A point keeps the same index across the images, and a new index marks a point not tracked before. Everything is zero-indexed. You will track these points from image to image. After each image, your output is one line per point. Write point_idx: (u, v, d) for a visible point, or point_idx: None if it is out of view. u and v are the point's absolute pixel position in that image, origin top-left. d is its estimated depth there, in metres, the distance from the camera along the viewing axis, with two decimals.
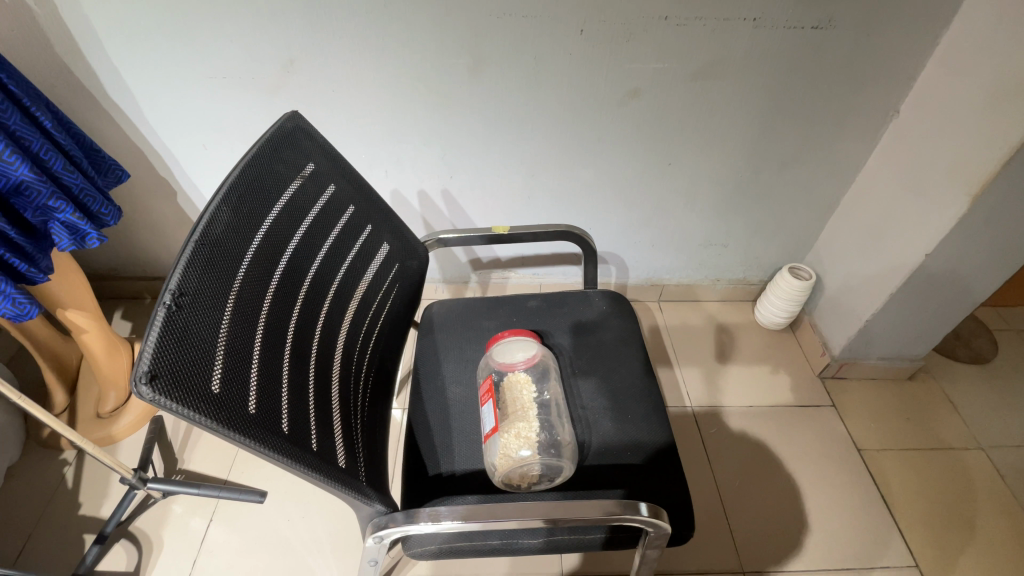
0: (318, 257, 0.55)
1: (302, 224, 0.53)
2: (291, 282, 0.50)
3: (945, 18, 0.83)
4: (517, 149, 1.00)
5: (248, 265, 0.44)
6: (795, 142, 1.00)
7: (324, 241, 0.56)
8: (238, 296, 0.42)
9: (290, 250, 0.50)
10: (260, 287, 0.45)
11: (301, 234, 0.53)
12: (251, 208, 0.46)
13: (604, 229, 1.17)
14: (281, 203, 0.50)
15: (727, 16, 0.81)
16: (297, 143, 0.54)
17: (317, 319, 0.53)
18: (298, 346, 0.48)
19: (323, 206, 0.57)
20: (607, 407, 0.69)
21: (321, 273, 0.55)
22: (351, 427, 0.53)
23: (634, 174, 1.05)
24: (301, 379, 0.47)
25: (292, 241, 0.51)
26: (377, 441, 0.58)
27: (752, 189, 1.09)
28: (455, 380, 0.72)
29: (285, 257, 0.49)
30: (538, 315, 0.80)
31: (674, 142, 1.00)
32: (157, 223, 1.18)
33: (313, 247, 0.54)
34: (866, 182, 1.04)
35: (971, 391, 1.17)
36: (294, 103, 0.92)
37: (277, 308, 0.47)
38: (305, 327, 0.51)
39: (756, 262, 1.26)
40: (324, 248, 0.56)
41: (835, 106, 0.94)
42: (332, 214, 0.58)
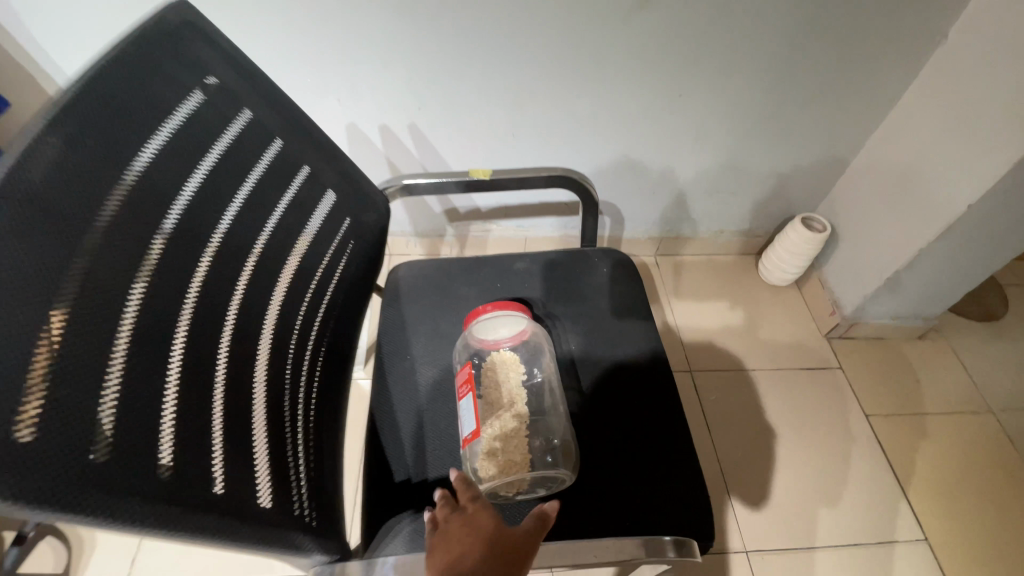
0: (228, 213, 0.40)
1: (198, 168, 0.37)
2: (185, 252, 0.35)
3: None
4: (500, 75, 0.83)
5: (105, 229, 0.29)
6: (825, 71, 0.85)
7: (237, 191, 0.41)
8: (83, 280, 0.27)
9: (179, 204, 0.35)
10: (127, 262, 0.30)
11: (199, 182, 0.37)
12: (106, 140, 0.30)
13: (599, 174, 1.02)
14: (160, 134, 0.34)
15: None
16: (188, 47, 0.38)
17: (231, 299, 0.39)
18: (197, 343, 0.34)
19: (232, 142, 0.41)
20: (608, 396, 0.58)
21: (236, 236, 0.40)
22: (279, 447, 0.40)
23: (638, 107, 0.89)
24: (199, 390, 0.33)
25: (184, 192, 0.36)
26: (317, 451, 0.46)
27: (770, 127, 0.94)
28: (427, 365, 0.59)
29: (172, 215, 0.34)
30: (527, 282, 0.67)
31: (687, 69, 0.84)
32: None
33: (220, 200, 0.39)
34: (901, 121, 0.90)
35: (981, 350, 1.10)
36: (216, 9, 0.72)
37: (159, 292, 0.32)
38: (210, 314, 0.36)
39: (764, 211, 1.13)
40: (238, 201, 0.41)
41: (879, 26, 0.79)
42: (247, 151, 0.42)
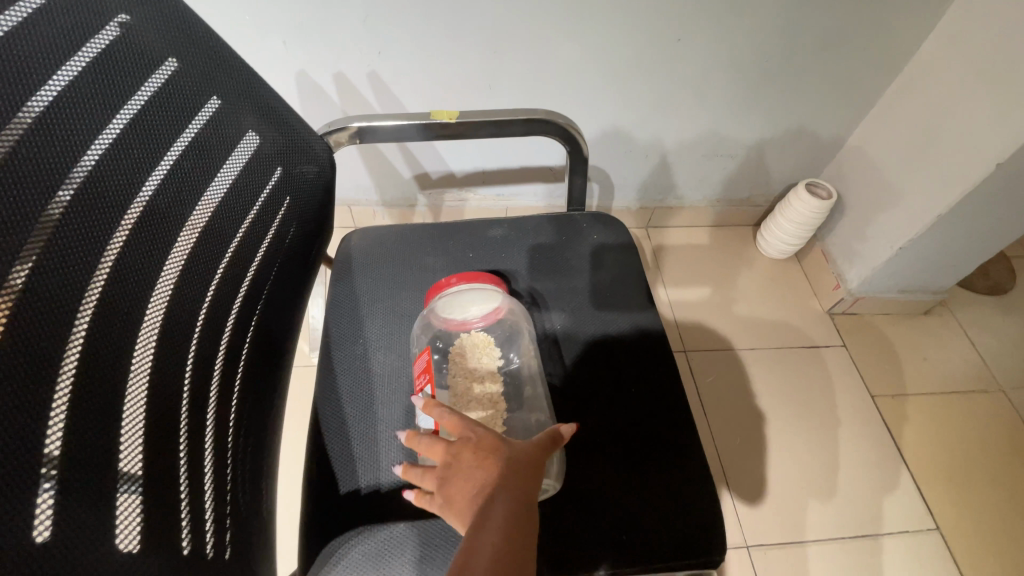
0: (99, 144, 0.29)
1: (49, 75, 0.27)
2: (24, 187, 0.24)
3: None
4: (472, 13, 0.71)
5: None
6: (840, 14, 0.76)
7: (115, 116, 0.30)
8: None
9: (18, 122, 0.25)
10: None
11: (49, 95, 0.26)
12: None
13: (587, 134, 0.92)
14: None
15: None
16: None
17: (105, 261, 0.29)
18: (37, 317, 0.24)
19: (107, 52, 0.30)
20: (600, 384, 0.49)
21: (114, 178, 0.30)
22: (160, 463, 0.30)
23: (632, 55, 0.79)
24: (34, 385, 0.23)
25: (20, 104, 0.25)
26: (224, 465, 0.36)
27: (775, 80, 0.85)
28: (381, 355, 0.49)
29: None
30: (506, 251, 0.57)
31: (688, 8, 0.73)
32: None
33: (86, 125, 0.28)
34: (919, 72, 0.82)
35: (990, 325, 1.04)
36: None
37: None
38: (66, 279, 0.26)
39: (765, 177, 1.04)
40: (116, 131, 0.30)
41: None
42: (133, 68, 0.32)
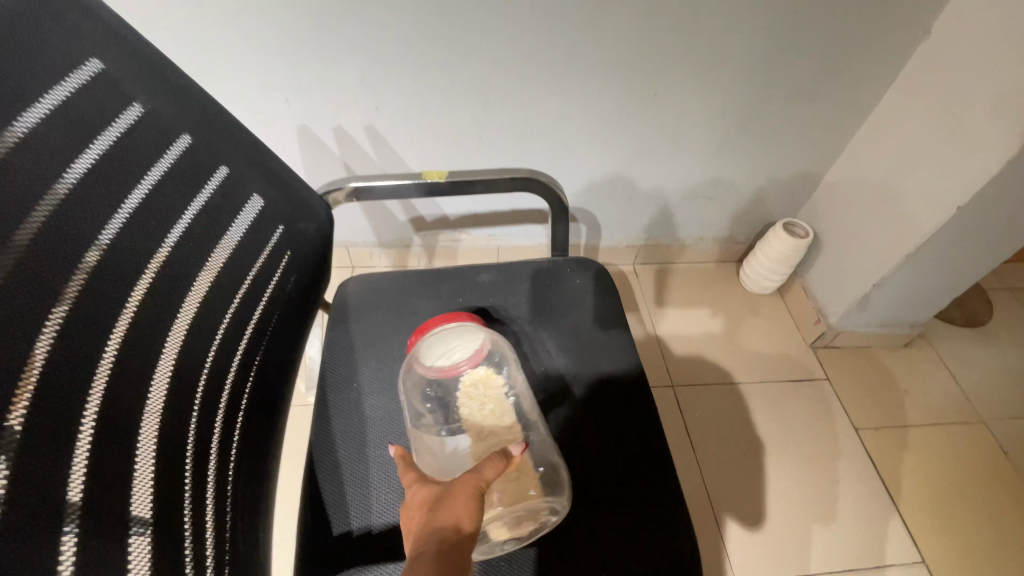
0: (119, 216, 0.32)
1: (78, 158, 0.30)
2: (53, 260, 0.28)
3: None
4: (462, 73, 0.77)
5: None
6: (803, 72, 0.82)
7: (135, 190, 0.34)
8: None
9: (54, 199, 0.28)
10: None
11: (77, 175, 0.30)
12: None
13: (574, 179, 0.97)
14: (27, 116, 0.28)
15: None
16: (69, 15, 0.31)
17: (120, 321, 0.32)
18: (62, 377, 0.27)
19: (129, 133, 0.34)
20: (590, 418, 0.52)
21: (131, 244, 0.33)
22: (167, 503, 0.32)
23: (613, 106, 0.84)
24: (59, 437, 0.26)
25: (54, 186, 0.28)
26: (223, 509, 0.38)
27: (748, 130, 0.91)
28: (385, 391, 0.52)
29: (34, 212, 0.27)
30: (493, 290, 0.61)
31: (663, 66, 0.79)
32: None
33: (109, 199, 0.32)
34: (882, 122, 0.87)
35: (968, 357, 1.07)
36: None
37: (6, 311, 0.24)
38: (86, 341, 0.29)
39: (745, 216, 1.09)
40: (135, 202, 0.34)
41: (858, 20, 0.75)
42: (152, 144, 0.36)
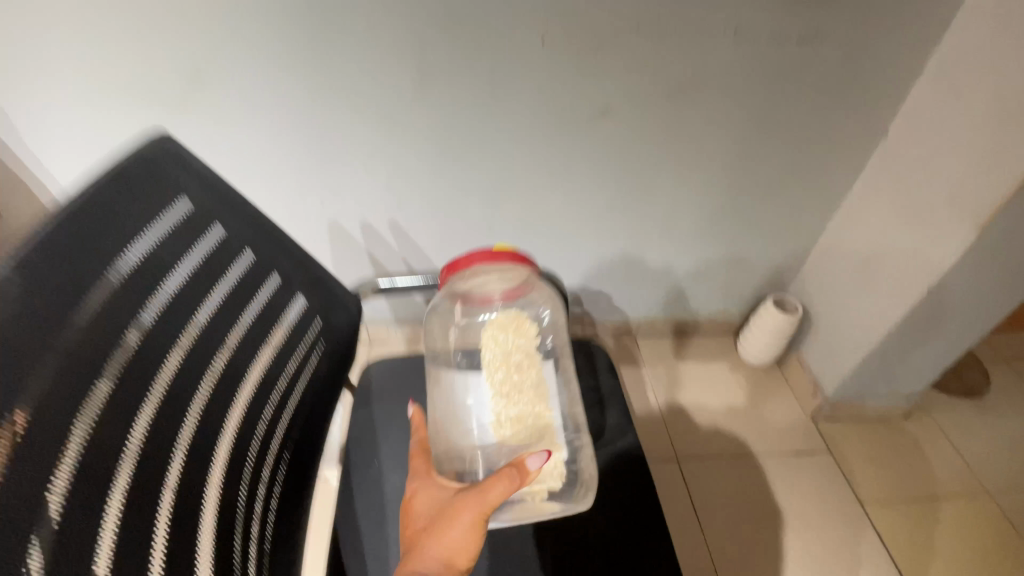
0: (191, 327, 0.40)
1: (164, 285, 0.38)
2: (141, 373, 0.35)
3: (933, 39, 0.77)
4: (476, 175, 0.87)
5: (63, 354, 0.29)
6: (778, 169, 0.92)
7: (204, 304, 0.42)
8: (36, 409, 0.27)
9: (146, 321, 0.36)
10: (77, 380, 0.30)
11: (163, 299, 0.38)
12: (73, 274, 0.31)
13: (576, 262, 1.06)
14: (133, 258, 0.36)
15: (709, 31, 0.73)
16: (166, 172, 0.40)
17: (188, 416, 0.39)
18: (142, 469, 0.34)
19: (203, 257, 0.43)
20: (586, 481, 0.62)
21: (198, 350, 0.41)
22: (217, 570, 0.38)
23: (608, 200, 0.94)
24: (139, 519, 0.33)
25: (147, 310, 0.36)
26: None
27: (735, 217, 1.00)
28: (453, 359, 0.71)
29: (132, 334, 0.35)
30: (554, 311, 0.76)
31: (653, 166, 0.90)
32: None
33: (184, 314, 0.40)
34: (855, 210, 0.96)
35: (970, 430, 1.09)
36: (205, 120, 0.78)
37: (107, 419, 0.32)
38: (160, 436, 0.36)
39: (738, 292, 1.17)
40: (204, 314, 0.42)
41: (821, 124, 0.87)
42: (219, 262, 0.44)
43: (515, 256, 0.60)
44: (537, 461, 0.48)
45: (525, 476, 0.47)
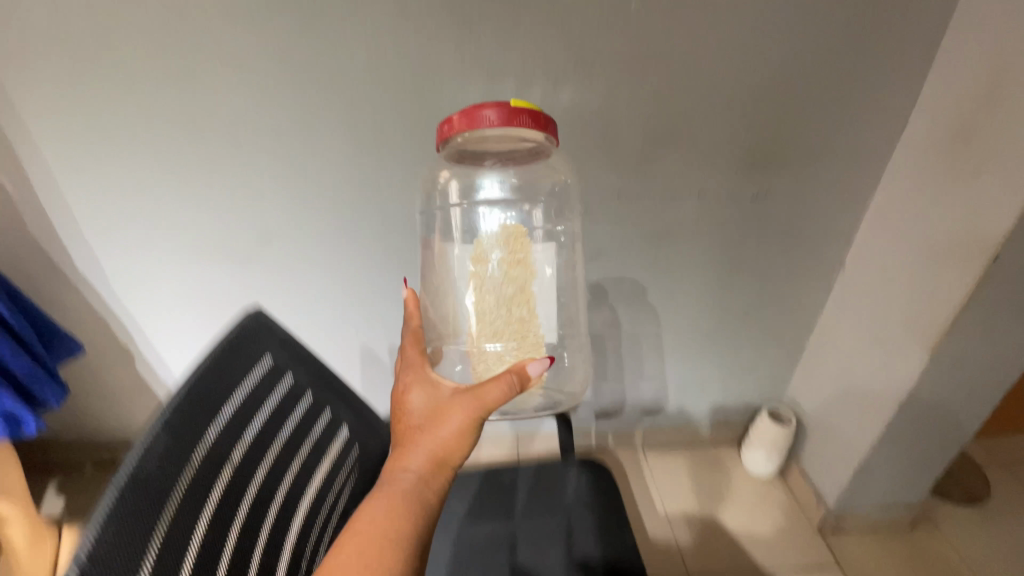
0: (266, 460, 0.52)
1: (251, 428, 0.50)
2: (230, 501, 0.46)
3: (857, 194, 0.96)
4: None
5: (181, 493, 0.41)
6: (749, 294, 1.09)
7: (276, 439, 0.54)
8: (162, 538, 0.39)
9: (236, 459, 0.48)
10: (191, 519, 0.42)
11: (250, 439, 0.50)
12: (192, 431, 0.44)
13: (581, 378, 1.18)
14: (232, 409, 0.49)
15: (675, 192, 0.93)
16: (257, 338, 0.54)
17: (260, 536, 0.49)
18: None
19: (278, 400, 0.55)
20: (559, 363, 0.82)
21: (269, 478, 0.52)
22: None
23: (605, 320, 1.09)
24: None
25: (238, 450, 0.48)
26: None
27: (719, 335, 1.14)
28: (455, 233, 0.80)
29: (226, 471, 0.47)
30: (556, 206, 0.87)
31: (641, 293, 1.06)
32: (110, 401, 1.10)
33: (262, 450, 0.52)
34: (828, 327, 1.10)
35: (980, 541, 1.09)
36: (270, 270, 0.96)
37: (207, 543, 0.43)
38: (241, 554, 0.46)
39: (734, 403, 1.26)
40: (275, 448, 0.53)
41: (779, 257, 1.04)
42: (290, 408, 0.56)
43: (535, 117, 0.56)
44: (531, 369, 0.54)
45: (520, 385, 0.54)
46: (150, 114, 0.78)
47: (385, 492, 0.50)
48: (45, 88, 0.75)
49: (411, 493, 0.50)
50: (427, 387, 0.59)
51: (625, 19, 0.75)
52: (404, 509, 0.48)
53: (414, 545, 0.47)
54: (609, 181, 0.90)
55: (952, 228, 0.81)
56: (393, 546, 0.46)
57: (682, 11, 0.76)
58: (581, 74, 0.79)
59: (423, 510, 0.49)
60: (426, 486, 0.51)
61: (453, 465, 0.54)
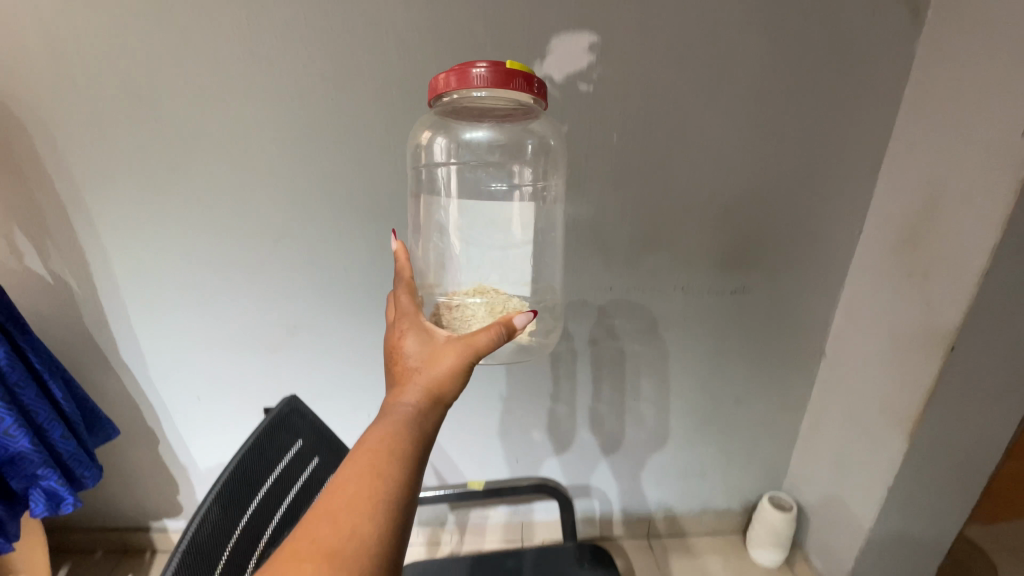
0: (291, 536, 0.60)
1: (280, 505, 0.60)
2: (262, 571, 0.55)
3: (828, 289, 1.07)
4: (497, 392, 1.11)
5: (227, 559, 0.50)
6: (741, 382, 1.16)
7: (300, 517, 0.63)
8: None
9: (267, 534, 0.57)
10: None
11: (279, 515, 0.59)
12: (236, 507, 0.53)
13: (583, 463, 1.22)
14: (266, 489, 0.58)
15: (662, 287, 1.03)
16: (289, 425, 0.65)
17: None
18: None
19: (303, 481, 0.65)
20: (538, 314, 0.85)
21: None
22: None
23: (605, 406, 1.16)
24: None
25: (270, 524, 0.57)
26: None
27: (716, 421, 1.20)
28: (449, 192, 0.88)
29: (261, 542, 0.55)
30: (542, 163, 0.90)
31: (638, 380, 1.13)
32: (126, 487, 1.13)
33: (289, 525, 0.60)
34: (817, 414, 1.16)
35: None
36: (294, 357, 1.05)
37: None
38: None
39: (737, 491, 1.28)
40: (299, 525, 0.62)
41: (764, 346, 1.12)
42: (311, 488, 0.66)
43: (526, 80, 0.56)
44: (522, 320, 0.52)
45: (512, 332, 0.52)
46: (209, 226, 0.92)
47: (378, 431, 0.48)
48: (123, 205, 0.89)
49: (406, 434, 0.48)
50: (419, 331, 0.56)
51: (612, 150, 0.91)
52: (399, 449, 0.47)
53: (410, 482, 0.47)
54: (603, 278, 1.01)
55: (912, 321, 0.91)
56: (390, 482, 0.45)
57: (659, 144, 0.91)
58: (575, 191, 0.93)
59: (419, 448, 0.49)
60: (420, 425, 0.50)
61: (447, 403, 0.53)
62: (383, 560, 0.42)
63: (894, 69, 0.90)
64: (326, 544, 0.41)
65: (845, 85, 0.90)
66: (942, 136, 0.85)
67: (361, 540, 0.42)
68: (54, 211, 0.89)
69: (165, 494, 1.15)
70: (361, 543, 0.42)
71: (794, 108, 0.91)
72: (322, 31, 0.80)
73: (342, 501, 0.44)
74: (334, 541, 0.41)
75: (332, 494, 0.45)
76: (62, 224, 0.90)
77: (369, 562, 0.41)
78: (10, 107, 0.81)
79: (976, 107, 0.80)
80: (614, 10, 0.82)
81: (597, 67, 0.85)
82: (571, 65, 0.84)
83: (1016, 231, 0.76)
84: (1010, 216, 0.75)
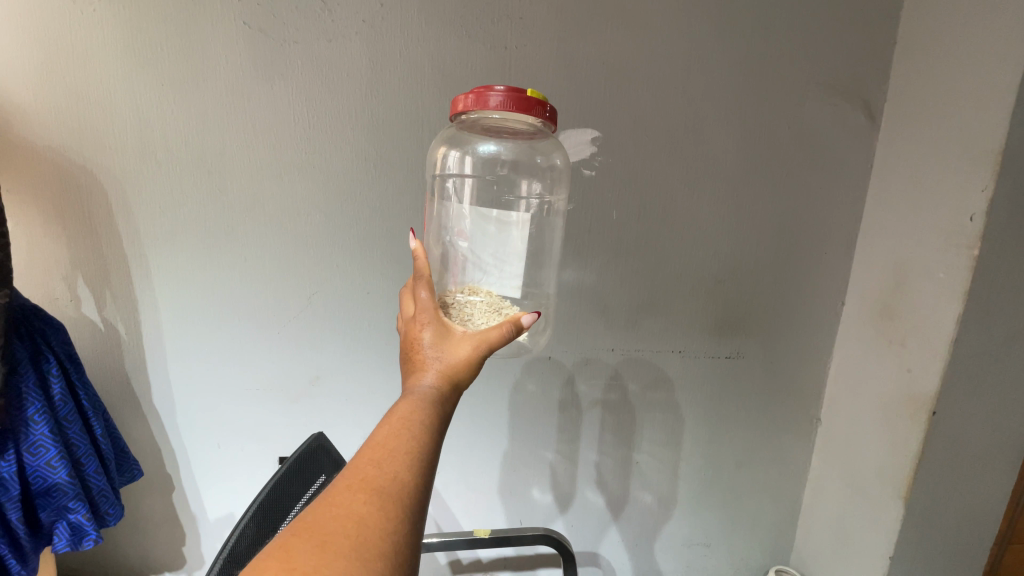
0: None
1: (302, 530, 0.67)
2: None
3: (817, 358, 1.14)
4: (503, 449, 1.14)
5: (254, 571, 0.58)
6: (740, 449, 1.19)
7: None
8: None
9: None
10: None
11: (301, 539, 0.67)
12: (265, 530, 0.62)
13: (587, 528, 1.23)
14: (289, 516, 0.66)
15: (661, 348, 1.11)
16: (317, 459, 0.74)
17: None
18: None
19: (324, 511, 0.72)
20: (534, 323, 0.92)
21: None
22: None
23: (608, 467, 1.19)
24: None
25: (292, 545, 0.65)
26: None
27: (718, 488, 1.22)
28: (460, 200, 0.94)
29: None
30: (549, 180, 0.97)
31: (640, 442, 1.17)
32: (133, 538, 1.14)
33: None
34: (816, 482, 1.19)
35: None
36: (314, 407, 1.11)
37: None
38: None
39: (743, 562, 1.28)
40: None
41: (760, 412, 1.17)
42: None
43: (539, 108, 0.68)
44: (529, 319, 0.62)
45: (521, 328, 0.61)
46: (251, 281, 1.02)
47: (401, 409, 0.54)
48: (177, 259, 1.00)
49: (428, 407, 0.55)
50: (435, 324, 0.63)
51: (613, 224, 1.03)
52: (423, 419, 0.54)
53: (431, 451, 0.53)
54: (606, 338, 1.09)
55: (895, 386, 0.97)
56: (418, 445, 0.52)
57: (655, 220, 1.04)
58: (580, 259, 1.04)
59: (438, 421, 0.55)
60: (440, 403, 0.57)
61: (459, 391, 0.60)
62: (418, 507, 0.48)
63: (857, 163, 1.04)
64: (373, 488, 0.47)
65: (816, 175, 1.04)
66: (906, 219, 0.96)
67: (399, 487, 0.48)
68: (117, 264, 0.99)
69: (171, 545, 1.16)
70: (401, 491, 0.47)
71: (773, 194, 1.04)
72: (370, 122, 0.96)
73: (381, 456, 0.50)
74: (379, 486, 0.47)
75: (369, 452, 0.51)
76: (122, 276, 1.00)
77: (408, 507, 0.47)
78: (97, 177, 0.94)
79: (930, 195, 0.92)
80: (614, 111, 0.97)
81: (599, 155, 0.99)
82: (577, 154, 0.99)
83: (975, 304, 0.85)
84: (968, 287, 0.85)
